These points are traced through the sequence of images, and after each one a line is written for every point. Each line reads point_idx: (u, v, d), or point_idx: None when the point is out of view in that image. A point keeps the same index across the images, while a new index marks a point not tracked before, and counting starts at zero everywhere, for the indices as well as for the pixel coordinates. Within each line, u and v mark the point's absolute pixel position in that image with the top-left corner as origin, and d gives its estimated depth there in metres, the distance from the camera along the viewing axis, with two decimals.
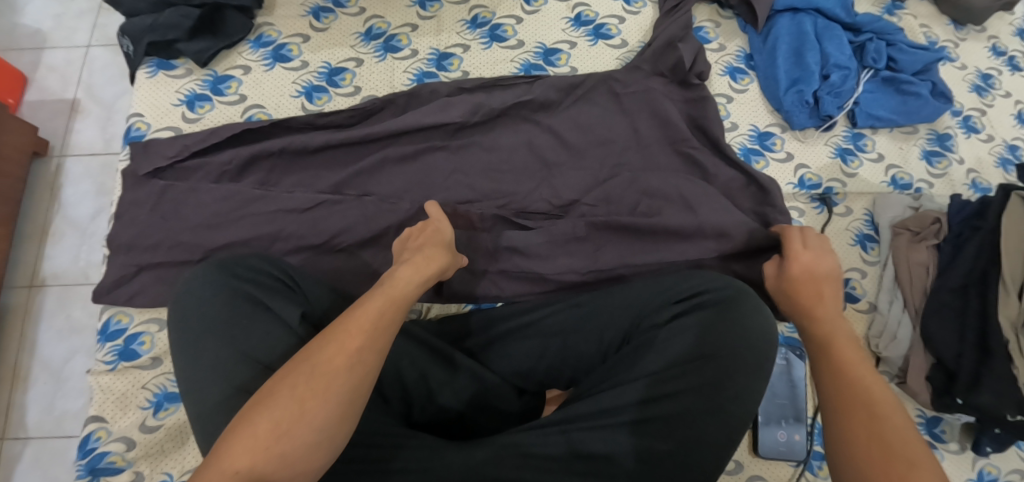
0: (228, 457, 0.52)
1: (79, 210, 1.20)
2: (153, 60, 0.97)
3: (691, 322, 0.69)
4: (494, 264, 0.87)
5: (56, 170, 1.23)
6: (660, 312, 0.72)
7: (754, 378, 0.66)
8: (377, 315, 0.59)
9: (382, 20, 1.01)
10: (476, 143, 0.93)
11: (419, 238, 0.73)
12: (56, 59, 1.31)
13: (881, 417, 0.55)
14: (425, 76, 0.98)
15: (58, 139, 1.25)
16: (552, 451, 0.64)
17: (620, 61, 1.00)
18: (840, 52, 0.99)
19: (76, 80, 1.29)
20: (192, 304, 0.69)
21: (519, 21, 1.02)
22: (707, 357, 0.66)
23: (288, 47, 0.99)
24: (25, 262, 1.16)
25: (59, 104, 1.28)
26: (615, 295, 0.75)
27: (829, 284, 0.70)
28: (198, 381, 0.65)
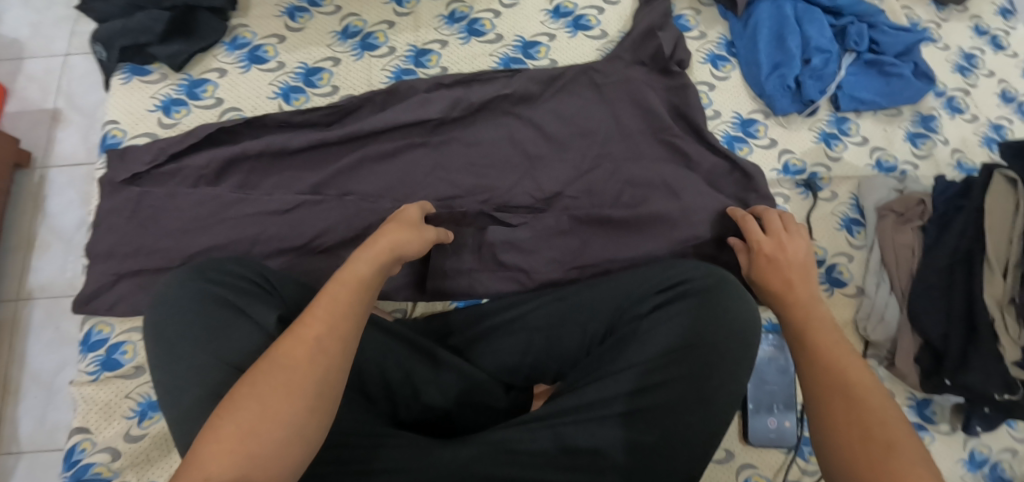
0: (197, 464, 0.49)
1: (62, 220, 1.19)
2: (127, 66, 0.96)
3: (676, 311, 0.68)
4: (478, 260, 0.86)
5: (39, 182, 1.22)
6: (644, 303, 0.71)
7: (740, 367, 0.65)
8: (333, 304, 0.58)
9: (359, 17, 1.00)
10: (457, 139, 0.92)
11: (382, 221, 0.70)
12: (34, 68, 1.29)
13: (859, 396, 0.55)
14: (403, 73, 0.97)
15: (40, 150, 1.24)
16: (539, 446, 0.63)
17: (600, 52, 0.99)
18: (821, 35, 0.97)
19: (54, 89, 1.28)
20: (171, 310, 0.68)
21: (497, 14, 1.01)
22: (693, 345, 0.65)
23: (264, 49, 0.98)
24: (10, 274, 1.15)
25: (39, 114, 1.26)
26: (599, 287, 0.75)
27: (799, 267, 0.71)
28: (175, 388, 0.64)
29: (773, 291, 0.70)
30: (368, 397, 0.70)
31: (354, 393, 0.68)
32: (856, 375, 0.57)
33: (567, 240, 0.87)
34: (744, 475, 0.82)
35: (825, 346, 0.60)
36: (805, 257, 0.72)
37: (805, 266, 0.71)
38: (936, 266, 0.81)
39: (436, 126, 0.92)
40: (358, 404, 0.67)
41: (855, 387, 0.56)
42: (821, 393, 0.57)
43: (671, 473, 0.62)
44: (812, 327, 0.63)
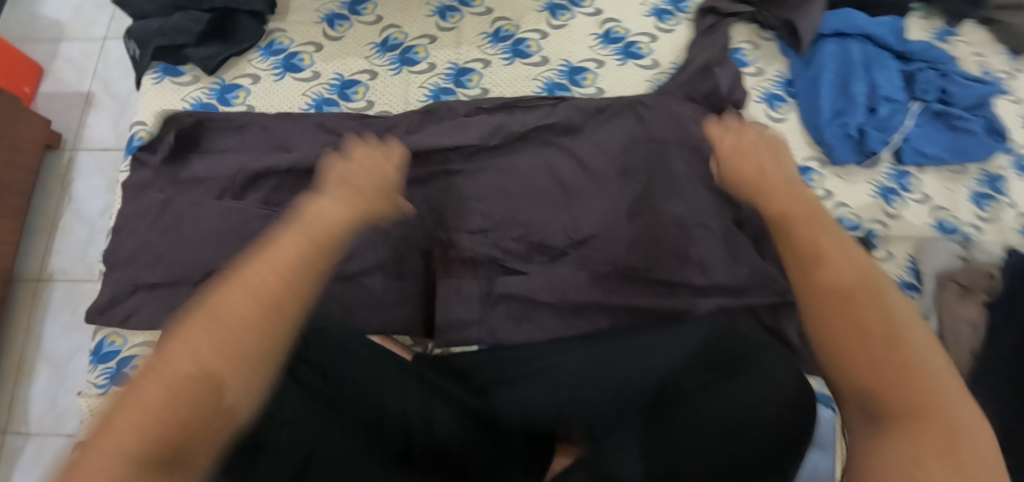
0: (106, 436, 0.40)
1: (89, 204, 1.19)
2: (161, 65, 0.93)
3: (728, 386, 0.63)
4: (497, 303, 0.81)
5: (68, 164, 1.22)
6: (693, 376, 0.67)
7: (784, 462, 0.60)
8: (293, 255, 0.50)
9: (400, 30, 0.95)
10: (494, 166, 0.87)
11: (360, 176, 0.65)
12: (73, 51, 1.28)
13: (868, 300, 0.47)
14: (442, 92, 0.93)
15: (70, 132, 1.24)
16: None
17: (650, 84, 0.94)
18: (891, 84, 0.91)
19: (91, 73, 1.27)
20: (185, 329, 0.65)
21: (544, 36, 0.96)
22: (739, 431, 0.60)
23: (299, 56, 0.94)
24: (36, 255, 1.16)
25: (73, 97, 1.25)
26: (650, 350, 0.71)
27: (766, 148, 0.68)
28: None
29: (747, 177, 0.66)
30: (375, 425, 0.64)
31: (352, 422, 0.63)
32: (860, 289, 0.48)
33: (594, 290, 0.81)
34: None
35: (823, 258, 0.51)
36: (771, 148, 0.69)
37: (775, 150, 0.68)
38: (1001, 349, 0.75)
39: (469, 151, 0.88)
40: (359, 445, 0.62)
41: (859, 304, 0.47)
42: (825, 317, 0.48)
43: None
44: (795, 232, 0.55)
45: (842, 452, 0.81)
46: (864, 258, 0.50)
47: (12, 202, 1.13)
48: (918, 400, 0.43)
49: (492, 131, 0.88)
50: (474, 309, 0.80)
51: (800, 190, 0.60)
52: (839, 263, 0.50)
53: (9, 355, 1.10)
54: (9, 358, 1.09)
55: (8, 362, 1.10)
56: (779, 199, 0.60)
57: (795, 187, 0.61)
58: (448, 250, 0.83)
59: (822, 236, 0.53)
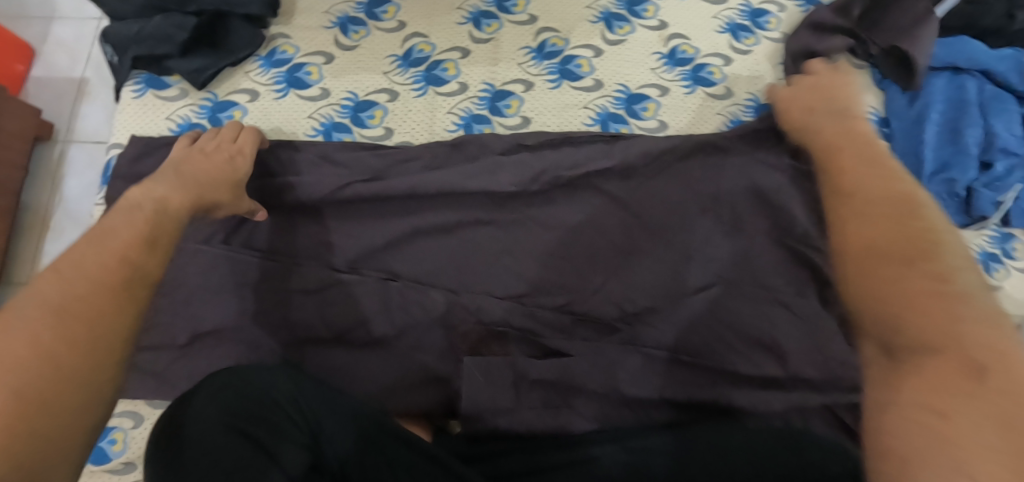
0: None
1: (81, 204, 1.05)
2: (143, 75, 0.79)
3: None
4: (534, 392, 0.68)
5: (59, 158, 1.08)
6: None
7: None
8: (114, 246, 0.49)
9: (426, 40, 0.81)
10: (535, 218, 0.74)
11: (204, 162, 0.66)
12: (67, 32, 1.14)
13: (928, 249, 0.43)
14: (475, 120, 0.78)
15: (63, 123, 1.09)
16: None
17: (722, 118, 0.79)
18: (1010, 132, 0.77)
19: (86, 57, 1.13)
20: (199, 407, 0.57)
21: (598, 53, 0.81)
22: None
23: (306, 69, 0.79)
24: (25, 256, 1.03)
25: (65, 84, 1.11)
26: (714, 455, 0.59)
27: (819, 91, 0.68)
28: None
29: (795, 119, 0.68)
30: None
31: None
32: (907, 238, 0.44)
33: (649, 382, 0.69)
34: None
35: (851, 182, 0.51)
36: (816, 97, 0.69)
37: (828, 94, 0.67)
38: None
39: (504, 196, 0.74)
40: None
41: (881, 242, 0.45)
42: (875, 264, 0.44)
43: None
44: (836, 189, 0.51)
45: None
46: (932, 217, 0.46)
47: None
48: (941, 339, 0.39)
49: (532, 176, 0.74)
50: (505, 398, 0.68)
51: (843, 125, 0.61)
52: (868, 185, 0.50)
53: None
54: None
55: None
56: (844, 149, 0.56)
57: (839, 122, 0.61)
58: (476, 320, 0.71)
59: (890, 188, 0.49)
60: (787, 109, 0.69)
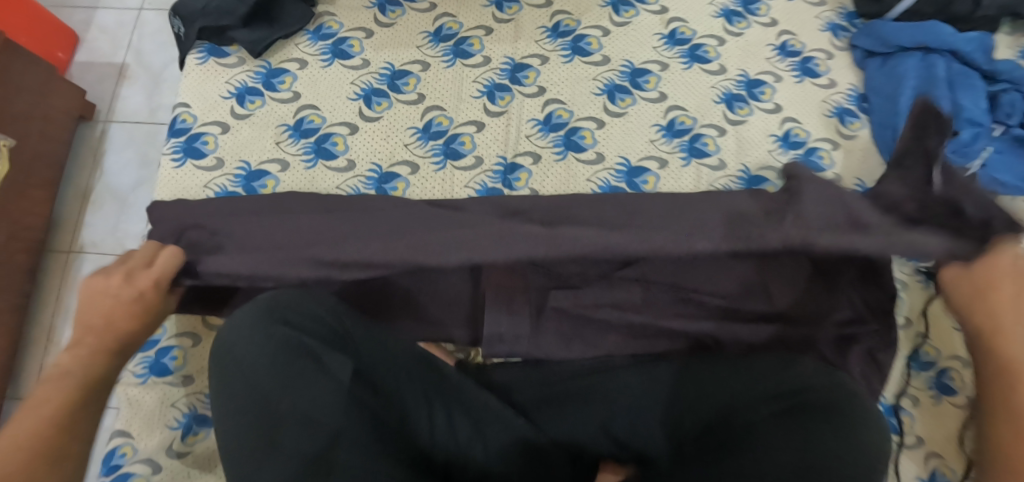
0: None
1: (121, 179, 1.17)
2: (205, 45, 0.90)
3: (794, 422, 0.62)
4: (550, 321, 0.77)
5: (100, 135, 1.20)
6: (756, 409, 0.66)
7: None
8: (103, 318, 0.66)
9: (454, 19, 0.92)
10: (552, 172, 0.84)
11: (111, 291, 0.68)
12: (108, 20, 1.28)
13: None
14: (497, 88, 0.89)
15: (104, 104, 1.22)
16: None
17: (716, 90, 0.89)
18: (976, 105, 0.86)
19: (125, 44, 1.26)
20: (226, 345, 0.66)
21: (606, 33, 0.92)
22: (814, 467, 0.57)
23: (349, 42, 0.90)
24: (67, 225, 1.14)
25: (107, 68, 1.24)
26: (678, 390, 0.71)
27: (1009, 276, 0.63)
28: (229, 404, 0.63)
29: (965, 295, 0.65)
30: (405, 435, 0.68)
31: (379, 429, 0.66)
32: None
33: (649, 318, 0.77)
34: None
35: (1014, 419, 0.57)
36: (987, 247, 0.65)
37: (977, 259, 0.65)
38: None
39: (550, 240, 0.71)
40: (377, 451, 0.64)
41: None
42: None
43: None
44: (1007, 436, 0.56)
45: None
46: None
47: (45, 174, 1.09)
48: None
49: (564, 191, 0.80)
50: (523, 326, 0.76)
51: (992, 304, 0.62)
52: None
53: (37, 324, 1.09)
54: (38, 328, 1.09)
55: (39, 331, 1.09)
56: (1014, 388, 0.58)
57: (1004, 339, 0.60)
58: None
59: None
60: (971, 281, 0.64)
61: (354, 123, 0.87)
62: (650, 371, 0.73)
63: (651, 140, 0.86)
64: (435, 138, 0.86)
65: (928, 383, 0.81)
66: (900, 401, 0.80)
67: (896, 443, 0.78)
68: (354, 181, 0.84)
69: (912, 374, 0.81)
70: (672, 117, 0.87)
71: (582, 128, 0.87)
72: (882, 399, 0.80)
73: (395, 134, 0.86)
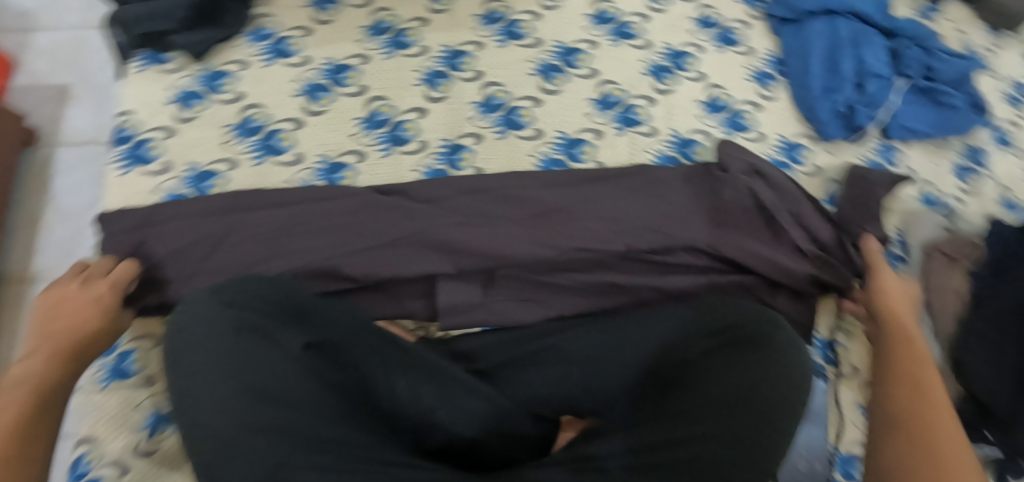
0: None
1: (73, 200, 1.16)
2: (144, 53, 0.91)
3: (728, 357, 0.68)
4: (502, 289, 0.82)
5: (45, 160, 1.19)
6: (693, 347, 0.72)
7: (790, 418, 0.64)
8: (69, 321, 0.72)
9: (390, 13, 0.96)
10: (495, 150, 0.89)
11: (71, 297, 0.74)
12: (47, 42, 1.26)
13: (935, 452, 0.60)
14: (436, 75, 0.92)
15: (48, 127, 1.21)
16: (613, 448, 0.64)
17: (643, 63, 0.95)
18: (878, 60, 0.93)
19: (66, 65, 1.25)
20: (190, 332, 0.68)
21: (536, 17, 0.97)
22: (747, 394, 0.64)
23: (288, 41, 0.93)
24: (17, 252, 1.13)
25: (47, 90, 1.23)
26: (621, 340, 0.75)
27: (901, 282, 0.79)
28: (191, 388, 0.64)
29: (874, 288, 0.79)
30: (367, 402, 0.70)
31: (341, 400, 0.67)
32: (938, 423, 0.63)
33: (595, 275, 0.81)
34: None
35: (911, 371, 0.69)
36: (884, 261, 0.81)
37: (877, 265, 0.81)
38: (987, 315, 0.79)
39: (491, 239, 0.81)
40: (346, 417, 0.66)
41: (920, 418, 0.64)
42: (897, 433, 0.63)
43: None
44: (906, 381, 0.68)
45: (834, 419, 0.83)
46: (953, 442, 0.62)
47: None
48: None
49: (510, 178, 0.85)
50: (475, 293, 0.81)
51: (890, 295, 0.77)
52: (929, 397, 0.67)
53: None
54: None
55: None
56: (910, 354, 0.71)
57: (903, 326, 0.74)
58: None
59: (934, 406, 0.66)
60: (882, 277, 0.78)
61: (299, 119, 0.89)
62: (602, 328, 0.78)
63: (586, 113, 0.92)
64: (379, 126, 0.89)
65: None
66: (834, 336, 0.87)
67: (832, 375, 0.85)
68: (302, 173, 0.86)
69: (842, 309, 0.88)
70: (605, 91, 0.93)
71: (520, 107, 0.91)
72: (817, 335, 0.87)
73: (341, 126, 0.89)
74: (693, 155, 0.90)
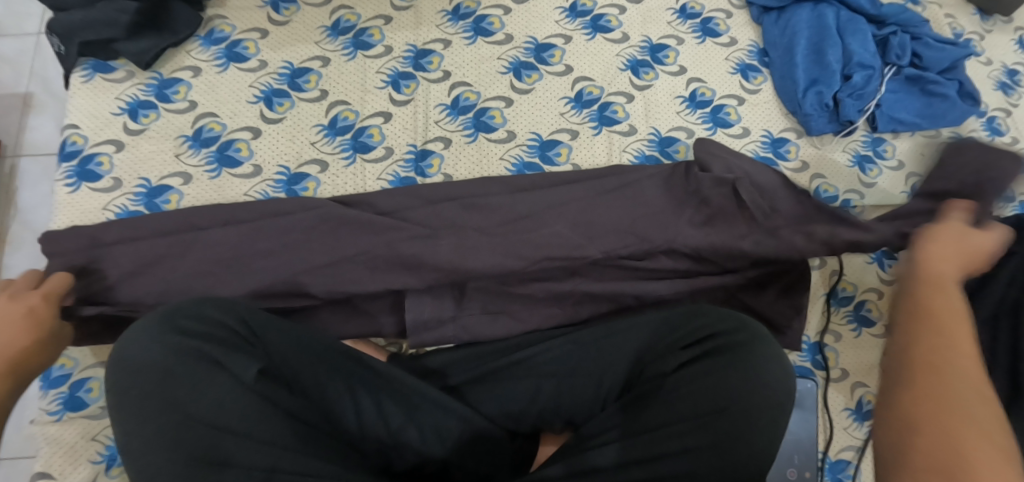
0: None
1: (39, 214, 1.11)
2: (90, 61, 0.86)
3: (701, 369, 0.67)
4: (472, 301, 0.79)
5: (9, 172, 1.13)
6: (665, 359, 0.69)
7: (768, 431, 0.63)
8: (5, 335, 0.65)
9: (352, 11, 0.90)
10: (464, 155, 0.85)
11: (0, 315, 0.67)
12: (7, 48, 1.19)
13: (950, 395, 0.50)
14: (401, 77, 0.87)
15: (11, 137, 1.15)
16: (601, 463, 0.65)
17: (620, 58, 0.90)
18: (865, 49, 0.89)
19: (28, 71, 1.18)
20: (134, 367, 0.65)
21: (507, 11, 0.91)
22: (721, 411, 0.64)
23: (244, 45, 0.87)
24: None
25: (10, 99, 1.16)
26: (591, 351, 0.73)
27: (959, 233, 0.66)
28: (144, 425, 0.62)
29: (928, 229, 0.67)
30: (331, 425, 0.71)
31: (303, 428, 0.67)
32: (974, 397, 0.50)
33: (572, 286, 0.78)
34: None
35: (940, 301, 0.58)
36: (952, 221, 0.68)
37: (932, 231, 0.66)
38: (978, 316, 0.76)
39: (457, 252, 0.76)
40: (313, 444, 0.67)
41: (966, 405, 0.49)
42: (919, 413, 0.50)
43: None
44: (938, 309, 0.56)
45: (824, 425, 0.81)
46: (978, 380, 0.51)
47: None
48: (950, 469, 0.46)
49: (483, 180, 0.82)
50: (446, 308, 0.79)
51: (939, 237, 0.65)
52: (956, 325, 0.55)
53: None
54: None
55: None
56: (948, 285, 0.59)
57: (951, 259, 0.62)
58: None
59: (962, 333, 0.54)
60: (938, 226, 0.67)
61: (256, 127, 0.84)
62: (575, 340, 0.75)
63: (561, 113, 0.87)
64: (342, 133, 0.85)
65: (847, 318, 0.85)
66: (823, 338, 0.84)
67: (821, 379, 0.82)
68: (261, 186, 0.82)
69: (832, 311, 0.85)
70: (580, 89, 0.88)
71: (491, 108, 0.87)
72: (806, 339, 0.84)
73: (300, 134, 0.84)
74: (674, 154, 0.86)
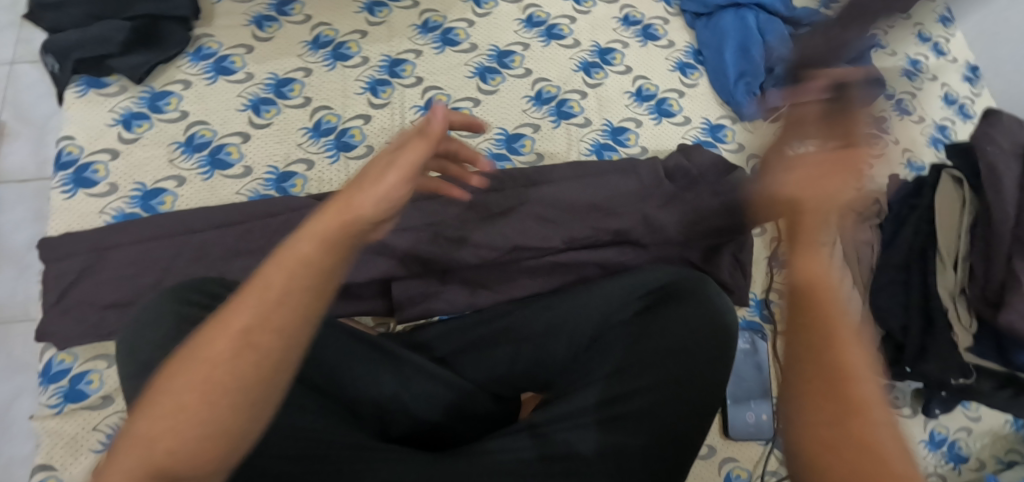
0: (209, 348, 0.49)
1: (12, 239, 1.09)
2: (83, 78, 0.92)
3: (658, 314, 0.75)
4: (452, 279, 0.86)
5: None
6: (625, 308, 0.77)
7: (722, 358, 0.71)
8: None
9: (330, 27, 0.99)
10: None
11: None
12: None
13: (867, 432, 0.47)
14: (378, 83, 0.96)
15: None
16: (580, 405, 0.69)
17: (575, 61, 1.02)
18: (783, 45, 1.03)
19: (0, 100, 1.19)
20: (140, 337, 0.65)
21: (471, 23, 1.02)
22: (682, 345, 0.71)
23: (230, 59, 0.95)
24: None
25: None
26: (564, 310, 0.78)
27: (826, 180, 0.55)
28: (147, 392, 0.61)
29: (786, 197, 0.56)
30: (327, 393, 0.71)
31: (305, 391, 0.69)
32: (874, 407, 0.48)
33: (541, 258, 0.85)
34: (726, 468, 0.85)
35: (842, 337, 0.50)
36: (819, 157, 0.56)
37: (810, 205, 0.55)
38: (894, 262, 0.86)
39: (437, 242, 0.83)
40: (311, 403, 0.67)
41: (867, 433, 0.47)
42: (831, 434, 0.47)
43: (665, 436, 0.67)
44: (833, 328, 0.51)
45: (775, 372, 0.90)
46: (870, 383, 0.49)
47: None
48: None
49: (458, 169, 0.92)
50: (430, 285, 0.85)
51: (806, 231, 0.54)
52: (839, 337, 0.50)
53: None
54: None
55: None
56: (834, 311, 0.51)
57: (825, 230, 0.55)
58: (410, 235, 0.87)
59: (846, 346, 0.50)
60: (807, 188, 0.55)
61: (245, 132, 0.91)
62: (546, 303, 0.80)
63: (524, 109, 0.97)
64: (326, 134, 0.92)
65: None
66: (768, 295, 0.93)
67: (770, 331, 0.92)
68: (252, 184, 0.89)
69: (774, 271, 0.95)
70: (540, 88, 0.99)
71: (462, 108, 0.96)
72: (753, 296, 0.93)
73: (287, 137, 0.92)
74: (626, 142, 0.97)
